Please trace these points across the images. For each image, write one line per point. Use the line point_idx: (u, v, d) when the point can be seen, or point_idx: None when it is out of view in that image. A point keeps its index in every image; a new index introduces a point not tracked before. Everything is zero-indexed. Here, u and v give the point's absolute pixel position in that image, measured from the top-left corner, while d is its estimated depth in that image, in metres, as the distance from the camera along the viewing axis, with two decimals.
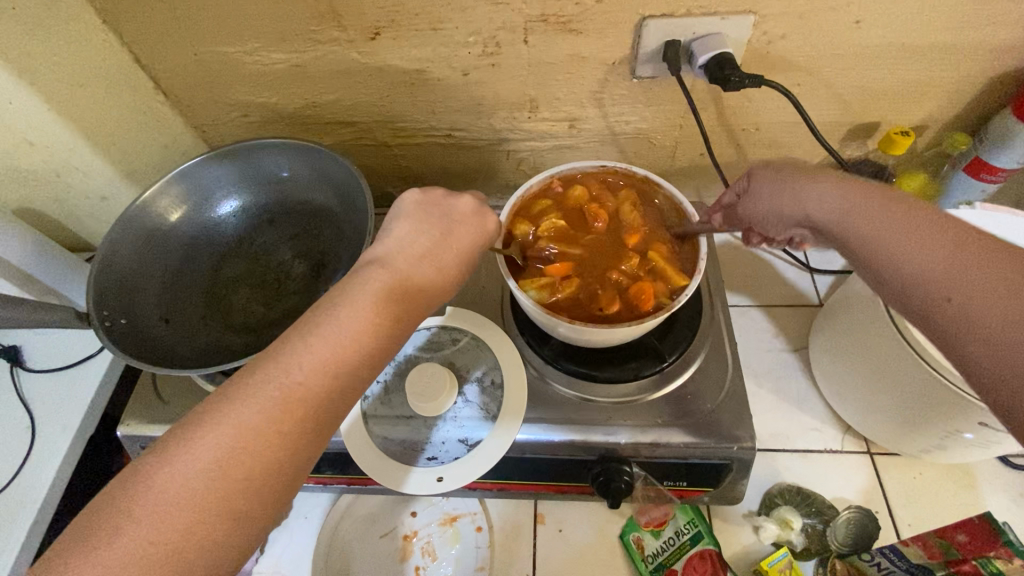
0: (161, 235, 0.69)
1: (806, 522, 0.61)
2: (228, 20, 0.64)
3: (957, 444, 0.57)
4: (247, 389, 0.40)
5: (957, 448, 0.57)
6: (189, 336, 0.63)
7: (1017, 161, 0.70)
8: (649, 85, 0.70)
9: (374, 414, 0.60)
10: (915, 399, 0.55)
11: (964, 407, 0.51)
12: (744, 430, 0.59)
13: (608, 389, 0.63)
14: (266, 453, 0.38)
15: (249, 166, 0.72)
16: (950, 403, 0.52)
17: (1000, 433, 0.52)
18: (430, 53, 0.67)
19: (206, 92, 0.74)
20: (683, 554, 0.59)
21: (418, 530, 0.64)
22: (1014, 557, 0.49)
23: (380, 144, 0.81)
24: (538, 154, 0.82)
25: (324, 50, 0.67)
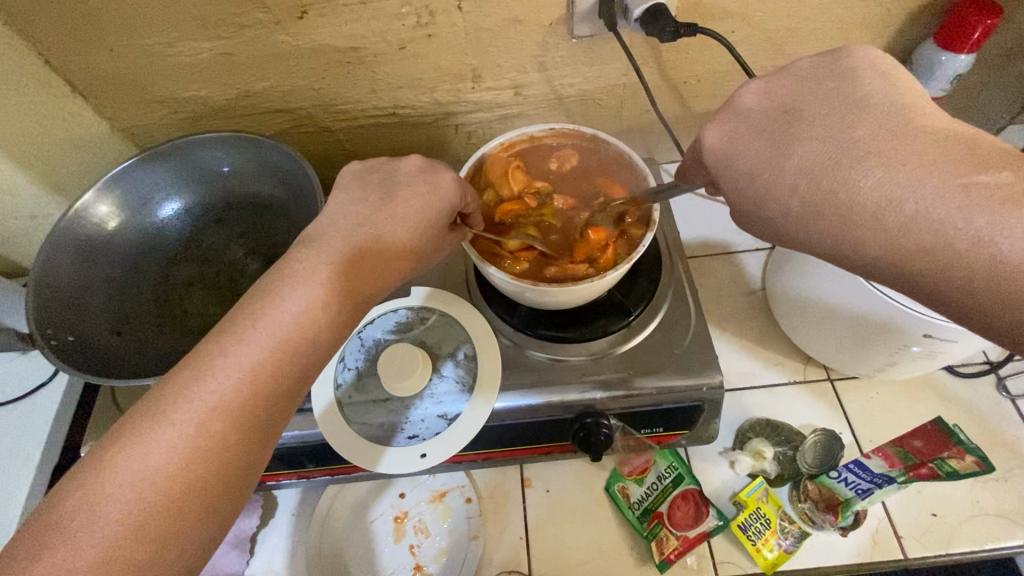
0: (101, 245, 0.67)
1: (777, 451, 0.64)
2: (142, 12, 0.61)
3: (905, 359, 0.59)
4: (201, 392, 0.39)
5: (907, 362, 0.60)
6: (146, 346, 0.62)
7: (942, 89, 0.72)
8: (589, 45, 0.69)
9: (350, 402, 0.61)
10: (867, 320, 0.57)
11: (909, 322, 0.54)
12: (712, 369, 0.61)
13: (580, 348, 0.64)
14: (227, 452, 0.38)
15: (188, 165, 0.70)
16: (897, 319, 0.54)
17: (943, 342, 0.54)
18: (362, 28, 0.65)
19: (129, 89, 0.70)
20: (666, 497, 0.62)
21: (408, 510, 0.66)
22: (967, 455, 0.53)
23: (322, 129, 0.79)
24: (487, 126, 0.80)
25: (250, 35, 0.65)
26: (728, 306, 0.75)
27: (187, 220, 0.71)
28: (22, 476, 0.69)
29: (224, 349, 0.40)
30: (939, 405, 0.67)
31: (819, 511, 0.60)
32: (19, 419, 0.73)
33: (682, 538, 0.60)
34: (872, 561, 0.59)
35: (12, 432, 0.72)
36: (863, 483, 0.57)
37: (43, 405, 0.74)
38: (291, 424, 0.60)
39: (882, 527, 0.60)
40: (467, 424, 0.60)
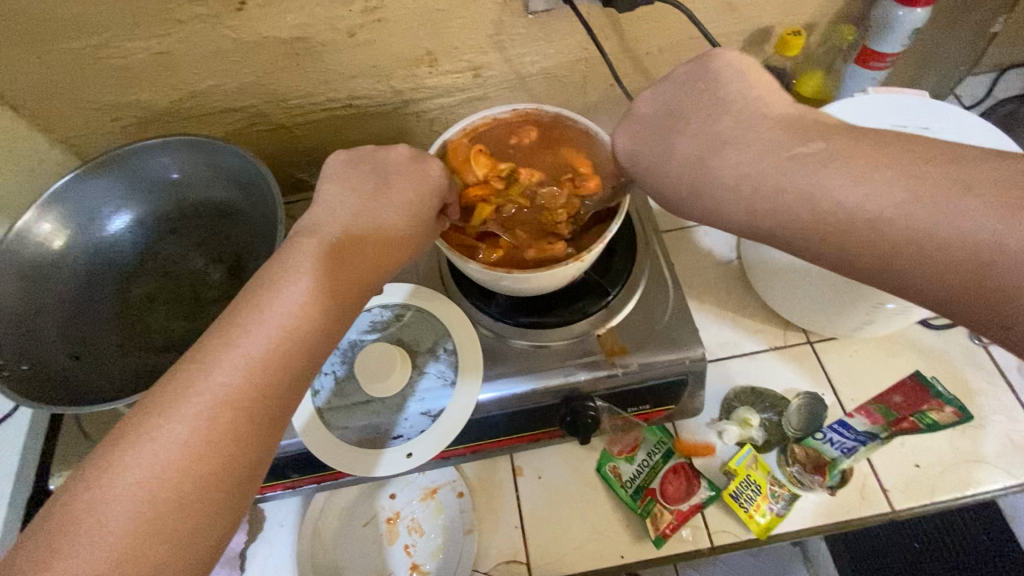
0: (49, 265, 0.63)
1: (763, 418, 0.64)
2: (66, 12, 0.57)
3: (882, 316, 0.60)
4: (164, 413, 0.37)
5: (884, 320, 0.60)
6: (109, 368, 0.60)
7: (899, 46, 0.72)
8: (546, 20, 0.67)
9: (330, 407, 0.59)
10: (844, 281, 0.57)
11: None
12: (693, 342, 0.61)
13: (561, 332, 0.63)
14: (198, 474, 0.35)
15: (136, 175, 0.66)
16: None
17: None
18: (308, 17, 0.61)
19: (63, 98, 0.66)
20: (658, 472, 0.62)
21: (400, 511, 0.65)
22: (944, 406, 0.62)
23: (277, 127, 0.76)
24: (449, 111, 0.78)
25: (187, 31, 0.61)
26: (706, 278, 0.75)
27: (140, 232, 0.68)
28: None
29: (183, 365, 0.38)
30: (916, 358, 0.68)
31: (808, 473, 0.61)
32: None
33: (675, 512, 0.60)
34: (861, 517, 0.60)
35: None
36: (848, 441, 0.60)
37: (9, 436, 0.72)
38: None
39: (869, 481, 0.61)
40: (452, 419, 0.58)
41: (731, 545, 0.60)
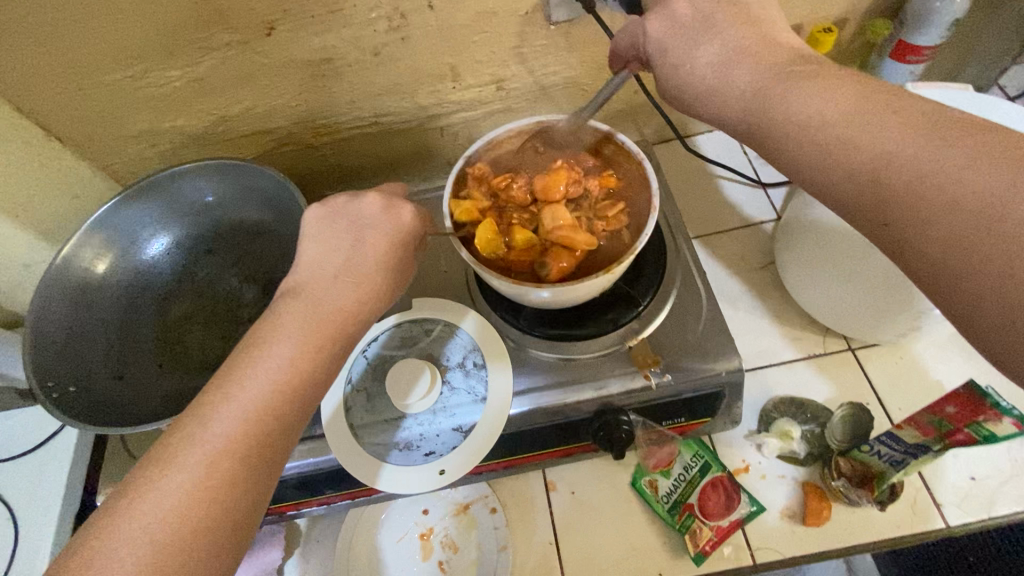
0: (94, 290, 0.65)
1: (805, 430, 0.63)
2: (106, 46, 0.59)
3: (927, 323, 0.58)
4: None
5: (928, 326, 0.58)
6: (146, 390, 0.61)
7: (938, 38, 0.69)
8: (569, 30, 0.67)
9: (363, 423, 0.59)
10: (868, 288, 0.58)
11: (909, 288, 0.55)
12: (729, 353, 0.59)
13: (586, 346, 0.62)
14: None
15: (172, 199, 0.69)
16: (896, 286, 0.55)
17: None
18: (334, 38, 0.62)
19: (107, 127, 0.68)
20: (694, 487, 0.60)
21: (433, 526, 0.65)
22: (1004, 418, 0.47)
23: (304, 146, 0.77)
24: (472, 124, 0.78)
25: (219, 58, 0.62)
26: (738, 283, 0.73)
27: (177, 254, 0.69)
28: (45, 524, 0.72)
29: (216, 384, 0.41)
30: (966, 363, 0.65)
31: (854, 488, 0.58)
32: (37, 470, 0.75)
33: (715, 528, 0.59)
34: (912, 533, 0.58)
35: (32, 480, 0.75)
36: (896, 454, 0.55)
37: (58, 451, 0.76)
38: (305, 451, 0.59)
39: (922, 496, 0.59)
40: (482, 435, 0.58)
41: (775, 563, 0.59)
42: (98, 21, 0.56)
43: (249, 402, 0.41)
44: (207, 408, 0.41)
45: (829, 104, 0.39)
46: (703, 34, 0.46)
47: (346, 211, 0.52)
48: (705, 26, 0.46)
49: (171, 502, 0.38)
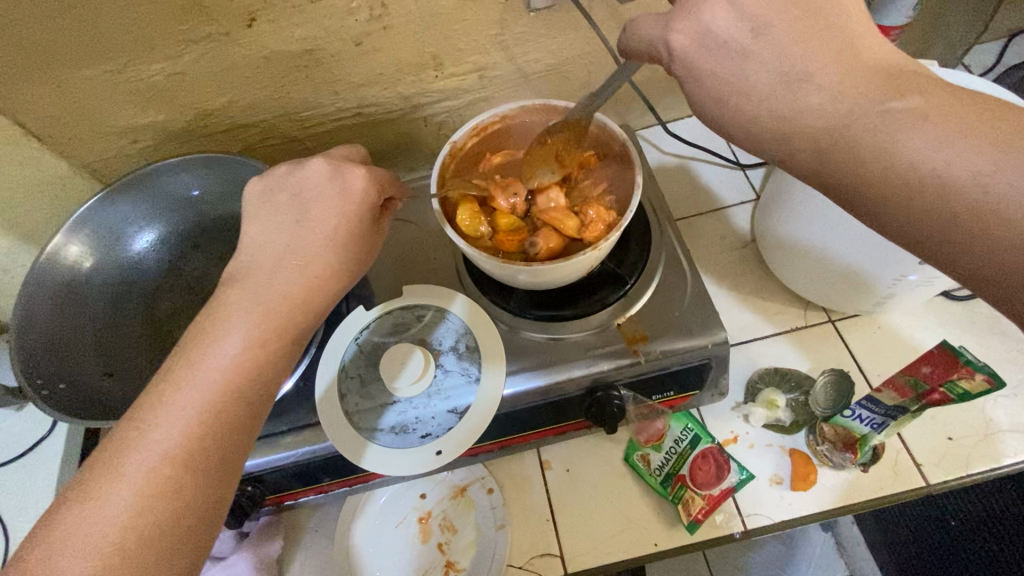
0: (80, 287, 0.65)
1: (790, 398, 0.65)
2: (83, 41, 0.59)
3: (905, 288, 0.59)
4: None
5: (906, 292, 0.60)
6: (137, 385, 0.61)
7: (904, 17, 0.71)
8: (548, 17, 0.68)
9: (358, 409, 0.60)
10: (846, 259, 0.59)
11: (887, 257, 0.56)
12: (714, 326, 0.61)
13: (577, 325, 0.63)
14: None
15: (157, 194, 0.68)
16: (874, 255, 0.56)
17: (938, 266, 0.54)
18: (315, 29, 0.63)
19: (87, 124, 0.68)
20: (686, 459, 0.61)
21: (431, 510, 0.66)
22: (977, 375, 0.48)
23: (288, 139, 0.77)
24: (456, 113, 0.79)
25: (200, 50, 0.62)
26: (720, 260, 0.75)
27: (163, 249, 0.69)
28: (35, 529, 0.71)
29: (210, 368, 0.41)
30: (939, 328, 0.68)
31: (837, 451, 0.61)
32: (25, 475, 0.74)
33: (707, 497, 0.60)
34: (895, 493, 0.60)
35: (21, 485, 0.74)
36: (876, 417, 0.57)
37: (46, 456, 0.75)
38: (302, 439, 0.59)
39: (902, 457, 0.61)
40: (477, 416, 0.59)
41: (765, 528, 0.60)
42: (75, 15, 0.56)
43: (243, 382, 0.42)
44: (202, 393, 0.42)
45: (881, 121, 0.35)
46: (751, 40, 0.39)
47: (290, 183, 0.50)
48: (757, 38, 0.39)
49: (171, 482, 0.38)
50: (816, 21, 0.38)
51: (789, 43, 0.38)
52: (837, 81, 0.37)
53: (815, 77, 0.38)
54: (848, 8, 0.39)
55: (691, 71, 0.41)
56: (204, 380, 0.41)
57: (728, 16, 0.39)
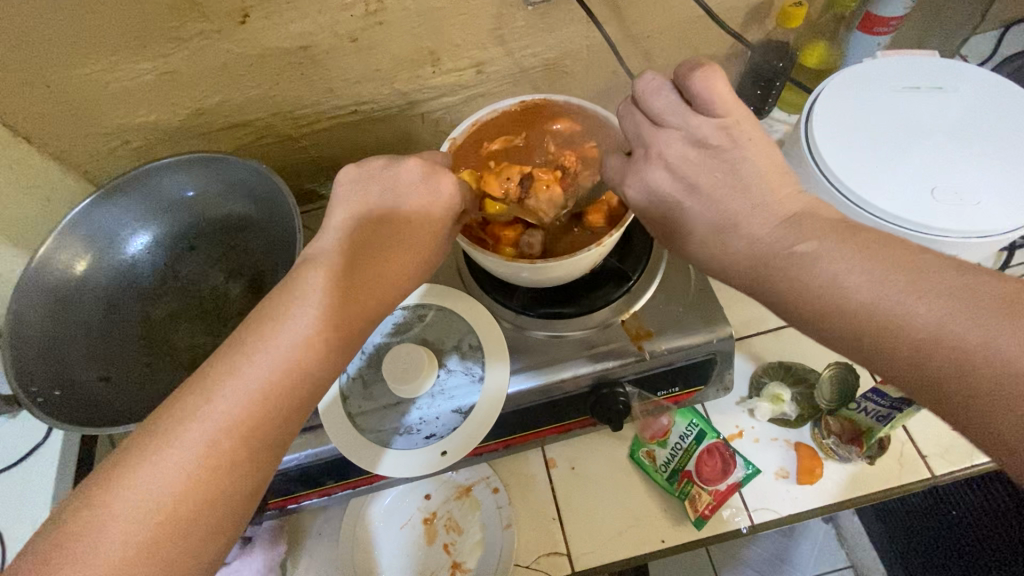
0: (74, 291, 0.64)
1: (795, 392, 0.64)
2: (71, 39, 0.57)
3: None
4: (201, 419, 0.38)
5: None
6: (135, 390, 0.60)
7: (903, 8, 0.71)
8: (546, 11, 0.67)
9: (361, 411, 0.59)
10: None
11: None
12: (719, 322, 0.60)
13: (581, 321, 0.62)
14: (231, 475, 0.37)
15: (150, 195, 0.67)
16: None
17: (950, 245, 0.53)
18: (310, 25, 0.61)
19: (77, 124, 0.66)
20: (691, 454, 0.61)
21: (436, 511, 0.65)
22: None
23: (283, 138, 0.76)
24: (453, 110, 0.78)
25: (192, 48, 0.61)
26: None
27: (158, 251, 0.68)
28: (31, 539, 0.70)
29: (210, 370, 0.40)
30: None
31: (843, 444, 0.61)
32: (20, 484, 0.73)
33: (714, 493, 0.60)
34: (900, 485, 0.60)
35: (15, 494, 0.72)
36: (881, 409, 0.57)
37: (41, 464, 0.74)
38: (304, 442, 0.59)
39: (907, 449, 0.61)
40: (481, 415, 0.58)
41: (771, 523, 0.60)
42: (63, 14, 0.55)
43: None
44: None
45: None
46: (686, 197, 0.44)
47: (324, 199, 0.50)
48: (690, 195, 0.44)
49: None
50: (741, 185, 0.42)
51: (719, 200, 0.42)
52: (759, 230, 0.41)
53: (739, 221, 0.42)
54: (766, 169, 0.43)
55: (644, 220, 0.48)
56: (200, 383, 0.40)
57: (668, 181, 0.45)
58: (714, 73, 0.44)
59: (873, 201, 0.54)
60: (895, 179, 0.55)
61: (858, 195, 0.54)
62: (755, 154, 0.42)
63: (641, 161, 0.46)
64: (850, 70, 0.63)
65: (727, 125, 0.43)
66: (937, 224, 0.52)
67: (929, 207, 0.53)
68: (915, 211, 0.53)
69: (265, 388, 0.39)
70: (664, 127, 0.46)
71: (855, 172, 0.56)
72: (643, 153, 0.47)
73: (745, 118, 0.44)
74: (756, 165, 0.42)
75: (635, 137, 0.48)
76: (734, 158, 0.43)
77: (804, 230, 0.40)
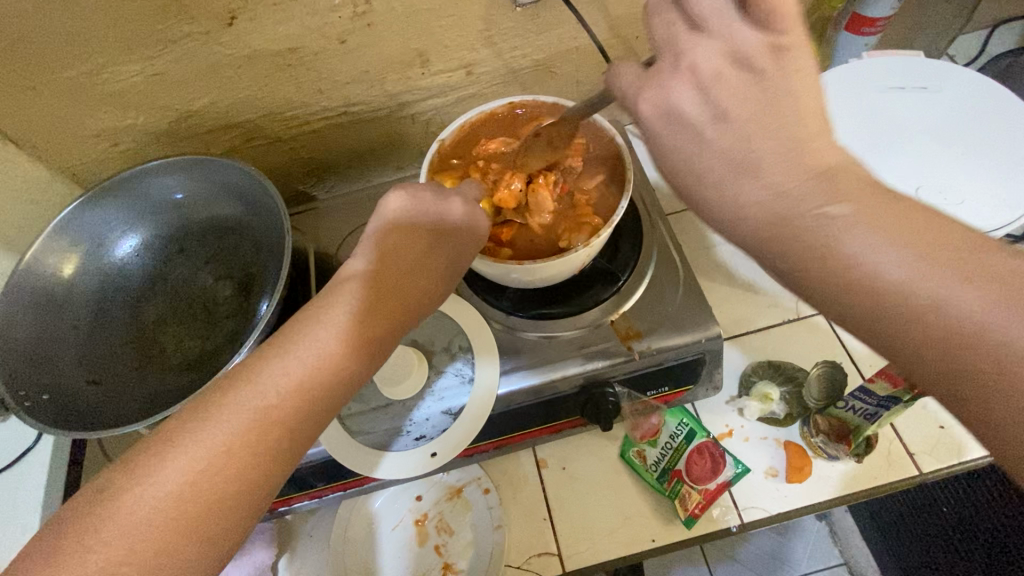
0: (62, 295, 0.63)
1: (784, 391, 0.65)
2: (58, 42, 0.57)
3: None
4: (186, 423, 0.38)
5: None
6: (124, 393, 0.59)
7: (890, 9, 0.71)
8: (535, 12, 0.67)
9: (350, 413, 0.59)
10: None
11: None
12: (708, 322, 0.61)
13: (571, 322, 0.62)
14: (216, 479, 0.37)
15: (140, 198, 0.67)
16: None
17: None
18: (298, 27, 0.61)
19: (64, 127, 0.66)
20: (681, 453, 0.61)
21: (428, 512, 0.65)
22: None
23: (273, 140, 0.76)
24: (444, 111, 0.78)
25: (179, 50, 0.61)
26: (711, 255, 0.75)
27: (147, 254, 0.68)
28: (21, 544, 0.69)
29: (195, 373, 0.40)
30: None
31: (832, 442, 0.61)
32: (11, 490, 0.73)
33: (704, 491, 0.60)
34: (889, 483, 0.60)
35: (6, 499, 0.72)
36: (869, 407, 0.58)
37: (31, 469, 0.73)
38: None
39: (895, 446, 0.62)
40: (471, 417, 0.58)
41: (761, 521, 0.61)
42: (47, 16, 0.54)
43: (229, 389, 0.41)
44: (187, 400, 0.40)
45: None
46: (711, 127, 0.36)
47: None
48: (716, 125, 0.36)
49: None
50: (775, 119, 0.35)
51: (748, 133, 0.35)
52: (785, 179, 0.34)
53: (763, 168, 0.35)
54: (812, 108, 0.35)
55: (656, 146, 0.39)
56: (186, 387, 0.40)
57: (693, 103, 0.37)
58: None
59: None
60: (880, 179, 0.56)
61: None
62: (804, 87, 0.35)
63: (665, 71, 0.38)
64: (837, 71, 0.63)
65: (780, 42, 0.35)
66: None
67: None
68: None
69: (251, 391, 0.39)
70: (701, 31, 0.37)
71: None
72: (669, 63, 0.38)
73: (804, 40, 0.35)
74: (800, 100, 0.35)
75: (663, 42, 0.39)
76: (777, 87, 0.35)
77: (838, 188, 0.33)
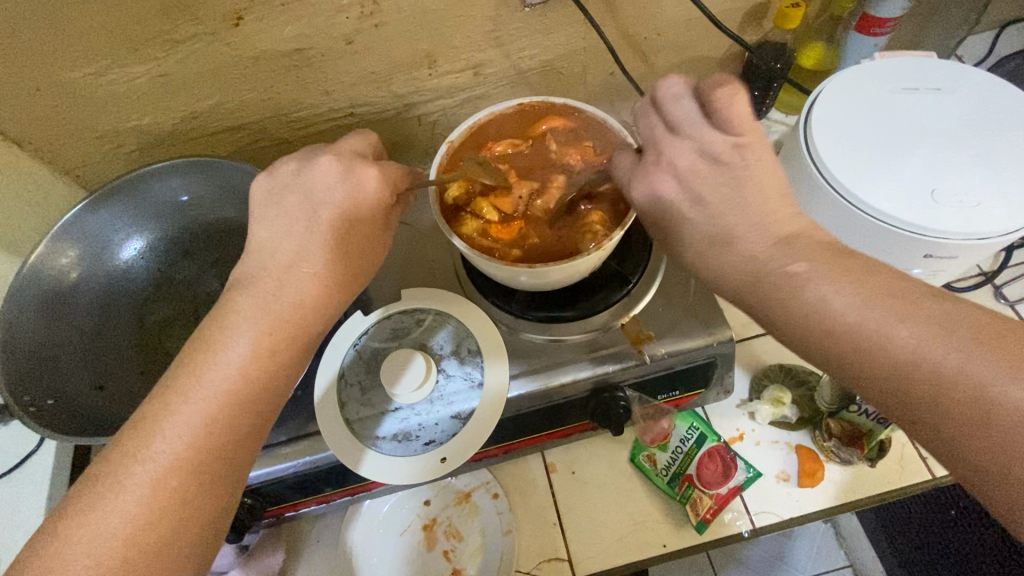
0: (66, 298, 0.63)
1: (796, 394, 0.64)
2: (62, 42, 0.56)
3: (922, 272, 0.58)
4: None
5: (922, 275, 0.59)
6: (129, 398, 0.59)
7: (901, 9, 0.71)
8: (543, 13, 0.67)
9: (358, 418, 0.59)
10: (863, 247, 0.58)
11: (904, 243, 0.54)
12: (718, 325, 0.60)
13: (580, 325, 0.62)
14: None
15: (144, 200, 0.66)
16: (891, 242, 0.55)
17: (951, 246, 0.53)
18: (305, 27, 0.61)
19: (68, 128, 0.65)
20: (692, 458, 0.61)
21: (436, 517, 0.64)
22: None
23: (278, 141, 0.75)
24: (450, 112, 0.77)
25: (185, 51, 0.60)
26: None
27: (152, 257, 0.67)
28: None
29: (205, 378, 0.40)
30: None
31: (844, 447, 0.61)
32: (11, 495, 0.72)
33: (715, 496, 0.60)
34: (902, 487, 0.60)
35: (7, 504, 0.71)
36: (883, 412, 0.57)
37: (33, 473, 0.73)
38: (300, 450, 0.58)
39: (907, 451, 0.61)
40: (481, 421, 0.58)
41: (773, 526, 0.60)
42: (52, 17, 0.54)
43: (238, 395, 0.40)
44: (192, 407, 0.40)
45: None
46: (691, 210, 0.44)
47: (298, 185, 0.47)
48: (694, 208, 0.44)
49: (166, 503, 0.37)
50: (745, 204, 0.43)
51: (723, 213, 0.43)
52: None
53: (737, 235, 0.43)
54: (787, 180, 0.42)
55: (653, 221, 0.47)
56: (195, 395, 0.39)
57: (672, 191, 0.46)
58: (736, 92, 0.44)
59: (874, 205, 0.54)
60: (895, 180, 0.55)
61: (858, 197, 0.54)
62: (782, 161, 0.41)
63: (653, 166, 0.46)
64: (850, 71, 0.62)
65: (741, 143, 0.44)
66: (940, 226, 0.52)
67: (928, 208, 0.53)
68: (913, 213, 0.53)
69: None
70: (680, 136, 0.45)
71: (853, 174, 0.55)
72: (653, 159, 0.47)
73: (758, 139, 0.44)
74: (760, 187, 0.43)
75: (648, 141, 0.47)
76: (742, 175, 0.43)
77: (803, 254, 0.41)
